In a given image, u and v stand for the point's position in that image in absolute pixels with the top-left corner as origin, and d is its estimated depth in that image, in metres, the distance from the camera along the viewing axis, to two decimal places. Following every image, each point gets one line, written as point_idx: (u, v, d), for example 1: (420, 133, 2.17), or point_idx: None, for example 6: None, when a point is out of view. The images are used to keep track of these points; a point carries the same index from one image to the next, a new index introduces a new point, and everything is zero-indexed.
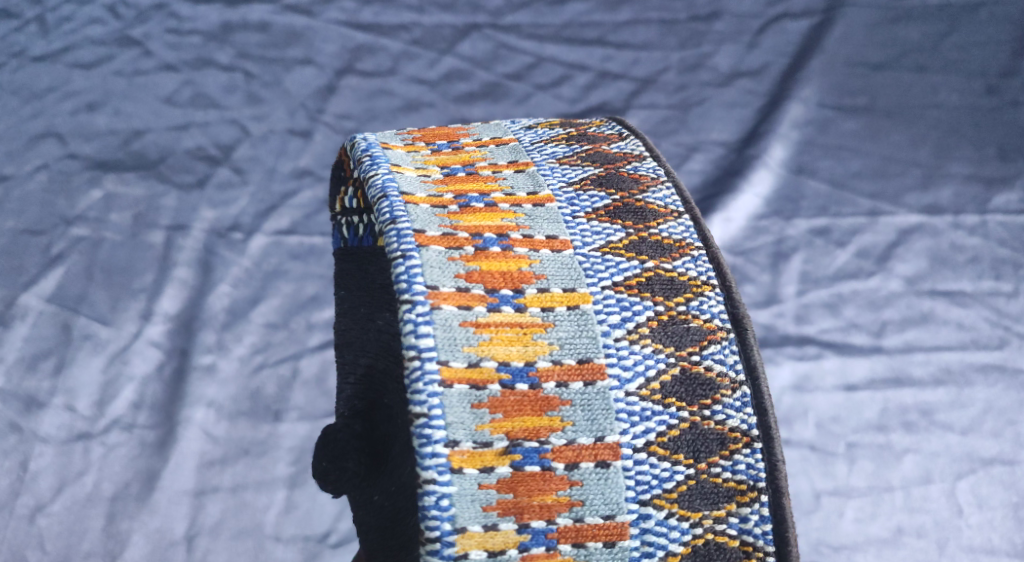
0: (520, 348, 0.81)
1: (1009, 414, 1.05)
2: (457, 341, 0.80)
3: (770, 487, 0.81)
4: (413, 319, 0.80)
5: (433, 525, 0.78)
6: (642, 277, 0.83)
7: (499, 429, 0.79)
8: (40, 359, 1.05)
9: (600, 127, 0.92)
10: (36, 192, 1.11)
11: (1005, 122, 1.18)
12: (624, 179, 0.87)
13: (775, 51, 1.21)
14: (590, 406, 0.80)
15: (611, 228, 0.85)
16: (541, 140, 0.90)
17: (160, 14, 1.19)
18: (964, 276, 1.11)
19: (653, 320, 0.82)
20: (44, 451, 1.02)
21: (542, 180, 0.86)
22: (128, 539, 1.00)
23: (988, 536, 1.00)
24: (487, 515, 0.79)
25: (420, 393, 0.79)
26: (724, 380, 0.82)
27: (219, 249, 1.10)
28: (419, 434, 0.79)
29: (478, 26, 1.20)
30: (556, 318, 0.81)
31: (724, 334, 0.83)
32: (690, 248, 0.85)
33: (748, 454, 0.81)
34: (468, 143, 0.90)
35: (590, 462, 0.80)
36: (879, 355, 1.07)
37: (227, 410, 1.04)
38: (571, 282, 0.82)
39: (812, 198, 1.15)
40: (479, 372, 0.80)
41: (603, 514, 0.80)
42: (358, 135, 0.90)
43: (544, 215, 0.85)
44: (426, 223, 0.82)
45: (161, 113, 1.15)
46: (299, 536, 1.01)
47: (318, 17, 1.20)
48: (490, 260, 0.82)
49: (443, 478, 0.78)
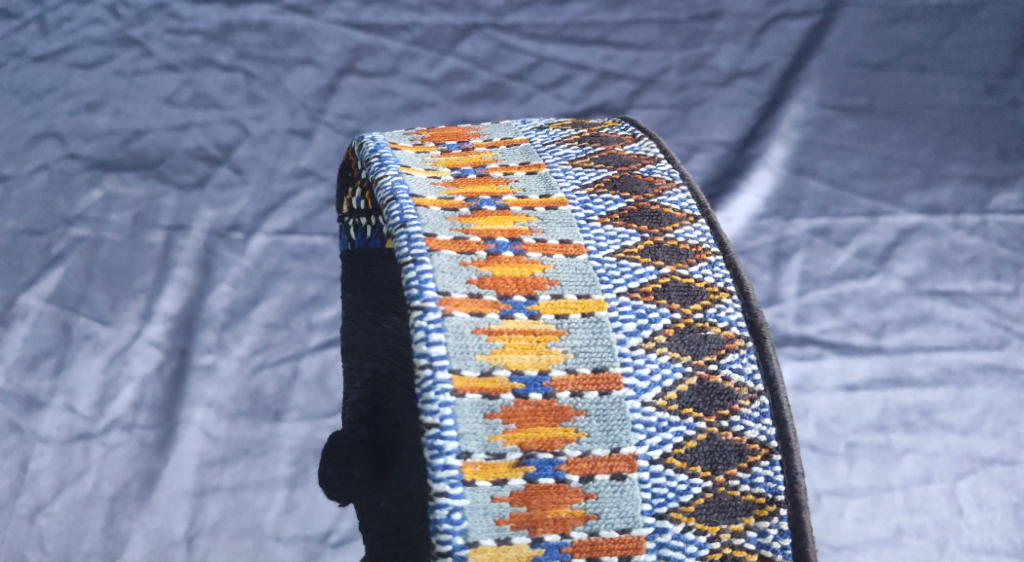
0: (533, 356, 0.81)
1: (1009, 414, 1.05)
2: (469, 349, 0.80)
3: (789, 501, 0.81)
4: (424, 326, 0.79)
5: (445, 540, 0.78)
6: (658, 283, 0.83)
7: (512, 440, 0.79)
8: (40, 359, 1.05)
9: (613, 128, 0.92)
10: (36, 193, 1.11)
11: (1005, 122, 1.18)
12: (639, 182, 0.87)
13: (774, 51, 1.21)
14: (606, 416, 0.80)
15: (626, 232, 0.85)
16: (552, 141, 0.90)
17: (161, 14, 1.20)
18: (964, 276, 1.11)
19: (669, 328, 0.82)
20: (44, 451, 1.02)
21: (555, 183, 0.87)
22: (127, 539, 0.99)
23: (988, 536, 1.00)
24: (500, 529, 0.79)
25: (432, 403, 0.79)
26: (742, 390, 0.82)
27: (219, 249, 1.10)
28: (431, 446, 0.79)
29: (478, 26, 1.21)
30: (571, 326, 0.81)
31: (742, 343, 0.83)
32: (707, 253, 0.85)
33: (767, 467, 0.82)
34: (479, 144, 0.91)
35: (605, 474, 0.80)
36: (879, 355, 1.08)
37: (227, 410, 1.04)
38: (586, 288, 0.82)
39: (812, 198, 1.15)
40: (492, 381, 0.80)
41: (618, 527, 0.80)
42: (366, 135, 0.91)
43: (557, 218, 0.85)
44: (437, 227, 0.82)
45: (162, 113, 1.15)
46: (300, 536, 1.00)
47: (318, 17, 1.20)
48: (503, 265, 0.82)
49: (454, 490, 0.78)
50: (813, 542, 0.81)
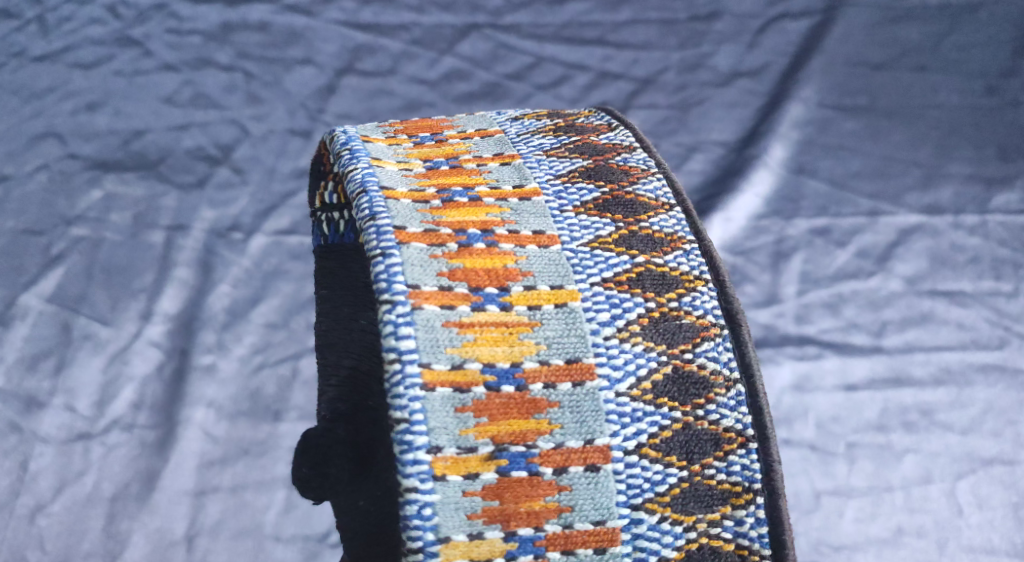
0: (505, 348, 0.80)
1: (1009, 414, 1.05)
2: (440, 343, 0.80)
3: (766, 489, 0.81)
4: (393, 320, 0.80)
5: (415, 536, 0.79)
6: (632, 272, 0.83)
7: (485, 434, 0.80)
8: (40, 359, 1.05)
9: (588, 118, 0.92)
10: (36, 192, 1.11)
11: (1005, 122, 1.18)
12: (614, 171, 0.87)
13: (774, 51, 1.21)
14: (579, 407, 0.80)
15: (600, 221, 0.85)
16: (527, 131, 0.91)
17: (161, 14, 1.20)
18: (964, 276, 1.11)
19: (643, 317, 0.82)
20: (44, 451, 1.02)
21: (528, 173, 0.87)
22: (127, 539, 1.00)
23: (988, 537, 1.00)
24: (472, 524, 0.79)
25: (401, 397, 0.79)
26: (717, 378, 0.82)
27: (219, 249, 1.10)
28: (400, 441, 0.79)
29: (478, 26, 1.21)
30: (544, 317, 0.81)
31: (717, 331, 0.83)
32: (682, 241, 0.85)
33: (743, 455, 0.82)
34: (452, 135, 0.91)
35: (579, 466, 0.80)
36: (879, 356, 1.07)
37: (228, 410, 1.04)
38: (559, 279, 0.82)
39: (812, 198, 1.15)
40: (463, 375, 0.80)
41: (593, 519, 0.80)
42: (338, 128, 0.90)
43: (530, 209, 0.85)
44: (407, 220, 0.82)
45: (161, 113, 1.15)
46: (299, 535, 1.00)
47: (318, 17, 1.20)
48: (474, 256, 0.82)
49: (425, 486, 0.79)
50: (789, 530, 0.81)
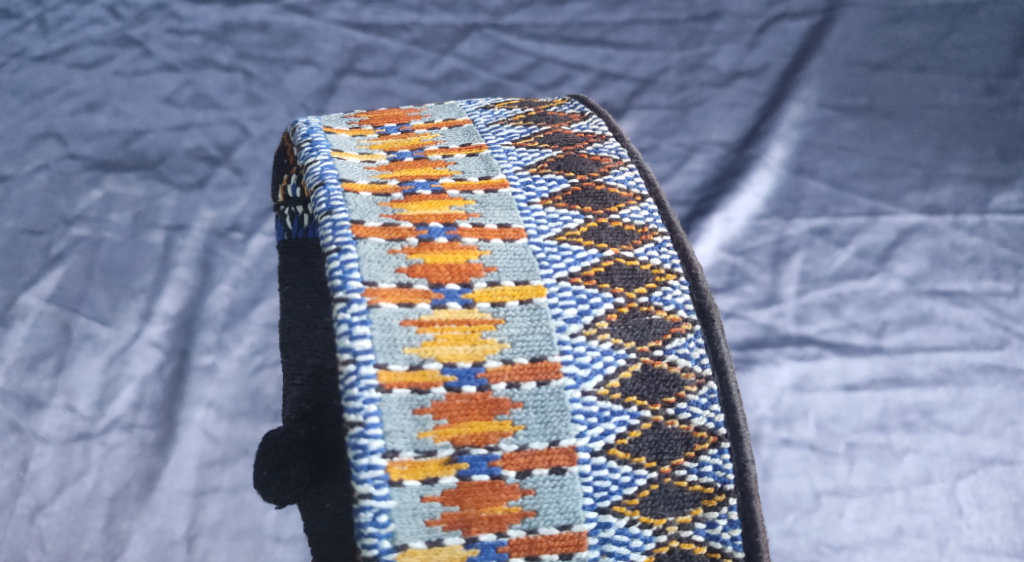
0: (467, 347, 0.81)
1: (1009, 414, 1.05)
2: (398, 342, 0.80)
3: (738, 490, 0.82)
4: (348, 318, 0.80)
5: (371, 543, 0.79)
6: (601, 266, 0.84)
7: (444, 437, 0.80)
8: (40, 359, 1.05)
9: (561, 107, 0.93)
10: (36, 192, 1.11)
11: (1005, 122, 1.18)
12: (584, 161, 0.88)
13: (774, 51, 1.21)
14: (544, 407, 0.81)
15: (569, 214, 0.85)
16: (497, 121, 0.91)
17: (161, 14, 1.20)
18: (964, 276, 1.11)
19: (612, 313, 0.83)
20: (44, 451, 1.02)
21: (495, 164, 0.87)
22: (128, 539, 1.00)
23: (988, 536, 1.00)
24: (430, 530, 0.80)
25: (356, 400, 0.79)
26: (689, 376, 0.83)
27: (219, 249, 1.10)
28: (355, 445, 0.79)
29: (478, 26, 1.21)
30: (508, 314, 0.82)
31: (689, 327, 0.84)
32: (653, 234, 0.85)
33: (715, 455, 0.82)
34: (419, 126, 0.91)
35: (543, 468, 0.81)
36: (879, 355, 1.07)
37: (227, 410, 1.04)
38: (524, 275, 0.83)
39: (812, 198, 1.15)
40: (422, 375, 0.80)
41: (559, 524, 0.81)
42: (300, 120, 0.91)
43: (496, 201, 0.85)
44: (366, 213, 0.83)
45: (161, 113, 1.15)
46: (300, 536, 1.00)
47: (318, 17, 1.21)
48: (435, 251, 0.83)
49: (379, 492, 0.79)
50: (763, 532, 0.82)
